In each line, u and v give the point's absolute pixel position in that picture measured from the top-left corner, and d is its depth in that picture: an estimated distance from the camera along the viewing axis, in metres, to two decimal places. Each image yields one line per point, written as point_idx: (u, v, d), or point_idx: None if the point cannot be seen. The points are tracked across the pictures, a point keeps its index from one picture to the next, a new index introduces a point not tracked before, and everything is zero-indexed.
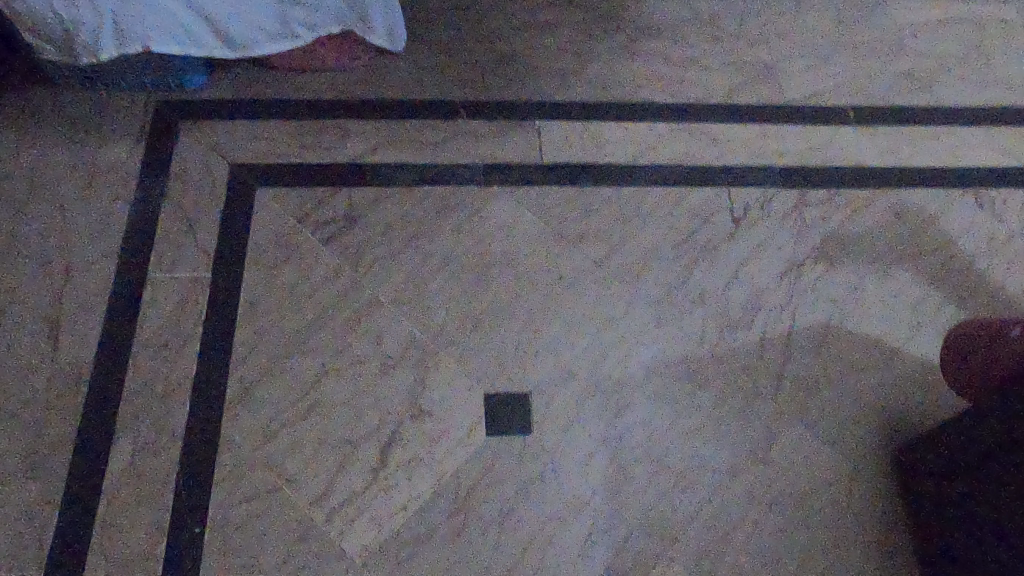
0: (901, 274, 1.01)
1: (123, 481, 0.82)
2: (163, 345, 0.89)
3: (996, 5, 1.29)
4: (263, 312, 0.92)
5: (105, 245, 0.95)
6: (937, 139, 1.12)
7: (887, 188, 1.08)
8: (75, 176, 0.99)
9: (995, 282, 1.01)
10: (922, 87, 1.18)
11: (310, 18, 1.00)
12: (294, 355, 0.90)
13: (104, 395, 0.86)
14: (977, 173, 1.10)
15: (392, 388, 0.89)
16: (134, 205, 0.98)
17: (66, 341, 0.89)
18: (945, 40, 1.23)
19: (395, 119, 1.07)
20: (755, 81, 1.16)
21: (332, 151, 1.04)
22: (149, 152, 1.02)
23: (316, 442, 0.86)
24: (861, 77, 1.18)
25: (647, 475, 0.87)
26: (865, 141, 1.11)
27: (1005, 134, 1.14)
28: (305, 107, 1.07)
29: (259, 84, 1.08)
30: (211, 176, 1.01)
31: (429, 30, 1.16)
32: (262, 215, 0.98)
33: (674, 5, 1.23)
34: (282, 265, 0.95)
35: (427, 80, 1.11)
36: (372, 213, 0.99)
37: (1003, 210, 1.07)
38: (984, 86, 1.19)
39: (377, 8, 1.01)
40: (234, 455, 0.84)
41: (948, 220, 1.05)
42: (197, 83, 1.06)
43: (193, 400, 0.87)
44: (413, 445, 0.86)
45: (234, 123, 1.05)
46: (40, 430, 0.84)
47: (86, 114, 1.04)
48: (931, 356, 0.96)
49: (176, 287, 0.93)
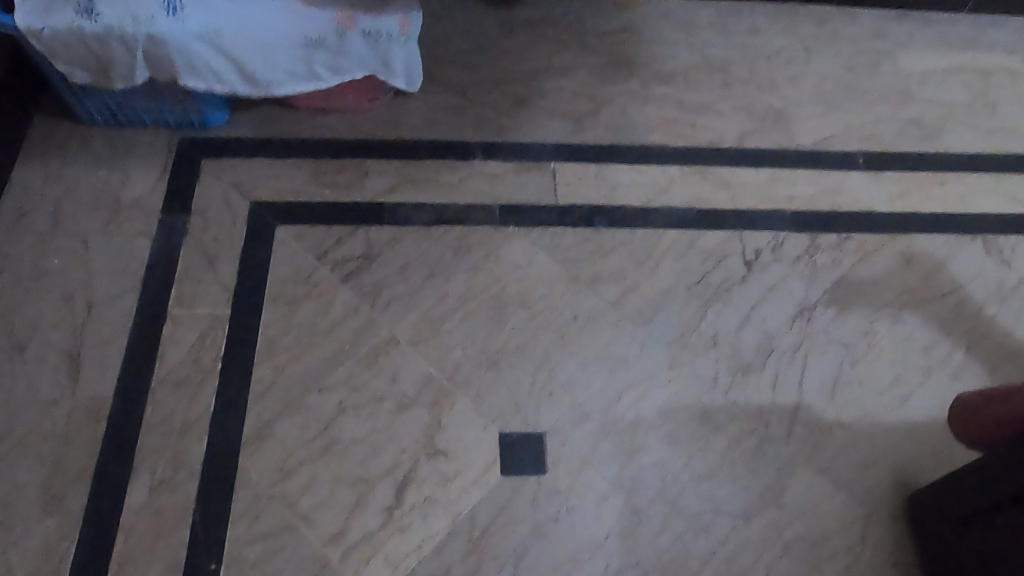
0: (911, 319, 1.02)
1: (140, 517, 0.83)
2: (182, 380, 0.90)
3: (1000, 54, 1.32)
4: (281, 348, 0.93)
5: (127, 280, 0.96)
6: (945, 185, 1.14)
7: (896, 232, 1.09)
8: (98, 212, 1.01)
9: (1004, 327, 1.02)
10: (929, 135, 1.20)
11: (333, 60, 1.03)
12: (312, 392, 0.91)
13: (123, 429, 0.87)
14: (985, 219, 1.11)
15: (408, 427, 0.89)
16: (156, 241, 0.99)
17: (87, 375, 0.90)
18: (951, 88, 1.26)
19: (413, 159, 1.09)
20: (766, 125, 1.18)
21: (350, 189, 1.05)
22: (171, 188, 1.04)
23: (332, 478, 0.86)
24: (870, 124, 1.20)
25: (661, 517, 0.87)
26: (874, 186, 1.13)
27: (1011, 181, 1.16)
28: (324, 146, 1.09)
29: (280, 123, 1.10)
30: (232, 213, 1.02)
31: (447, 73, 1.18)
32: (281, 251, 1.00)
33: (686, 52, 1.26)
34: (300, 302, 0.96)
35: (444, 121, 1.13)
36: (390, 252, 1.01)
37: (1012, 256, 1.08)
38: (989, 133, 1.21)
39: (400, 54, 1.05)
40: (251, 491, 0.85)
41: (957, 266, 1.07)
42: (219, 120, 1.08)
43: (211, 435, 0.87)
44: (429, 484, 0.87)
45: (255, 161, 1.07)
46: (60, 464, 0.85)
47: (111, 151, 1.06)
48: (942, 401, 0.96)
49: (196, 322, 0.94)
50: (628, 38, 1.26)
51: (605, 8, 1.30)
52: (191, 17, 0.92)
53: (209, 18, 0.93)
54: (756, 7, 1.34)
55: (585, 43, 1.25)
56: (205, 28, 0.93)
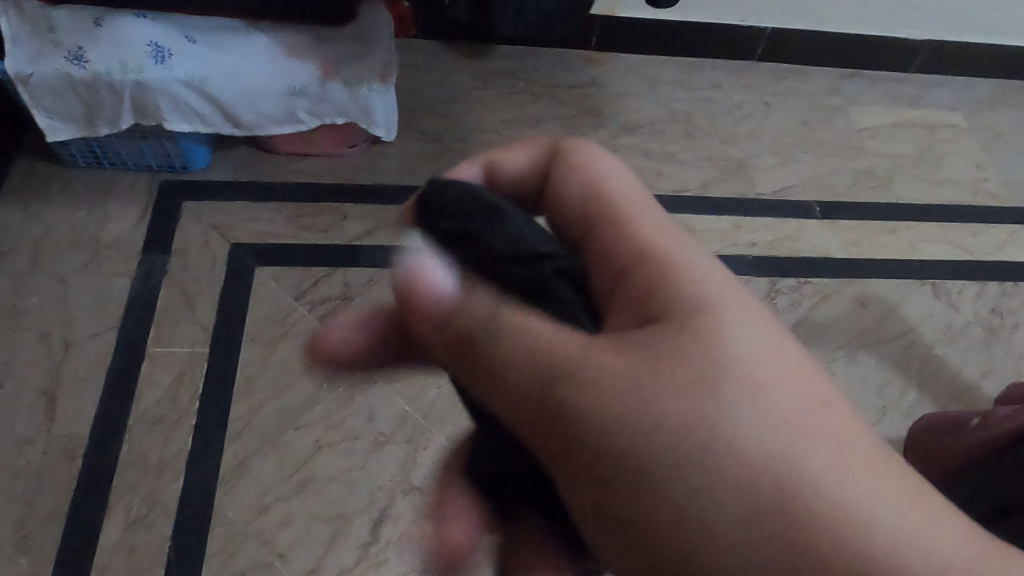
0: (866, 358, 1.05)
1: (113, 554, 0.83)
2: (159, 418, 0.91)
3: (945, 111, 1.40)
4: (259, 387, 0.94)
5: (105, 319, 0.97)
6: (895, 233, 1.21)
7: (851, 277, 1.14)
8: (78, 251, 1.03)
9: (954, 366, 1.06)
10: (880, 185, 1.27)
11: (315, 107, 1.06)
12: (289, 430, 0.92)
13: (98, 468, 0.87)
14: (933, 264, 1.17)
15: (384, 464, 0.91)
16: (135, 281, 1.01)
17: (63, 415, 0.90)
18: (900, 142, 1.34)
19: (390, 204, 1.12)
20: (727, 175, 1.24)
21: (329, 232, 1.08)
22: (151, 230, 1.06)
23: (308, 515, 0.87)
24: (825, 175, 1.27)
25: None
26: (829, 233, 1.19)
27: (957, 230, 1.22)
28: (304, 191, 1.12)
29: (261, 168, 1.13)
30: (211, 254, 1.04)
31: (424, 122, 1.23)
32: (260, 292, 1.02)
33: (652, 105, 1.32)
34: (279, 341, 0.98)
35: (421, 168, 1.17)
36: (366, 293, 1.03)
37: (959, 300, 1.13)
38: (935, 184, 1.28)
39: (379, 102, 1.09)
40: (227, 528, 0.85)
41: (909, 308, 1.11)
42: (199, 165, 1.11)
43: (188, 473, 0.88)
44: (403, 521, 0.88)
45: (235, 204, 1.10)
46: (33, 503, 0.85)
47: (91, 194, 1.08)
48: (897, 435, 0.98)
49: (174, 360, 0.95)
50: (596, 91, 1.33)
51: (574, 62, 1.36)
52: (178, 65, 0.96)
53: (195, 66, 0.97)
54: (716, 64, 1.41)
55: (555, 95, 1.31)
56: (191, 75, 0.97)
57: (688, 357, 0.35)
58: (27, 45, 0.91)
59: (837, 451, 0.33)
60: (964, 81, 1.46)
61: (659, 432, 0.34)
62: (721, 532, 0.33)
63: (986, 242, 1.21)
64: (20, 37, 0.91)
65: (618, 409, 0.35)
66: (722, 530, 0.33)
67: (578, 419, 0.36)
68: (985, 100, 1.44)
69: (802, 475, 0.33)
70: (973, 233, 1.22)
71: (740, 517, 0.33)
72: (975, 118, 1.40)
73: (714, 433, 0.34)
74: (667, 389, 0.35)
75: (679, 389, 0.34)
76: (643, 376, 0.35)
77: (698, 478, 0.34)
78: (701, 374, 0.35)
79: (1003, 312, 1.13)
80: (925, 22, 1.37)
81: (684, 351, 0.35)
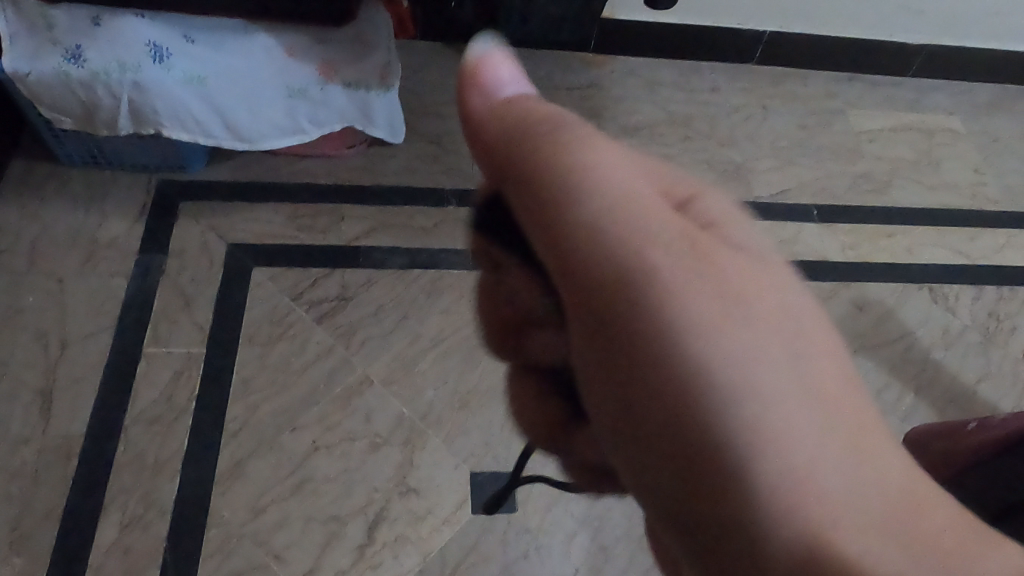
0: (864, 362, 1.05)
1: (108, 555, 0.82)
2: (156, 419, 0.91)
3: (943, 116, 1.40)
4: (256, 388, 0.94)
5: (102, 319, 0.97)
6: (893, 237, 1.21)
7: (849, 280, 1.14)
8: (75, 251, 1.02)
9: (951, 370, 1.06)
10: (878, 189, 1.27)
11: (316, 112, 1.06)
12: (286, 432, 0.92)
13: (94, 468, 0.87)
14: (931, 268, 1.17)
15: (381, 465, 0.91)
16: (133, 281, 1.01)
17: (59, 414, 0.90)
18: (898, 146, 1.34)
19: (388, 204, 1.12)
20: (725, 178, 1.24)
21: (327, 233, 1.08)
22: (149, 230, 1.05)
23: (305, 517, 0.87)
24: (823, 179, 1.27)
25: (628, 553, 0.88)
26: (828, 237, 1.19)
27: (955, 234, 1.22)
28: (302, 191, 1.12)
29: (259, 168, 1.13)
30: (209, 254, 1.04)
31: (423, 123, 1.23)
32: (257, 293, 1.02)
33: (650, 107, 1.32)
34: (276, 342, 0.98)
35: (419, 170, 1.17)
36: (364, 294, 1.03)
37: (956, 304, 1.13)
38: (933, 189, 1.28)
39: (379, 105, 1.09)
40: (223, 529, 0.85)
41: (907, 312, 1.11)
42: (197, 166, 1.11)
43: (184, 474, 0.88)
44: (400, 522, 0.87)
45: (233, 204, 1.09)
46: (29, 503, 0.84)
47: (88, 193, 1.08)
48: None
49: (171, 361, 0.95)
50: (595, 93, 1.33)
51: (574, 64, 1.36)
52: (176, 65, 0.96)
53: (194, 65, 0.97)
54: (715, 67, 1.41)
55: (554, 97, 1.31)
56: (190, 74, 0.97)
57: (739, 286, 0.33)
58: (25, 44, 0.91)
59: (845, 421, 0.32)
60: (962, 86, 1.46)
61: (701, 338, 0.32)
62: (719, 450, 0.31)
63: (984, 246, 1.21)
64: (18, 36, 0.91)
65: (669, 303, 0.32)
66: (721, 449, 0.31)
67: (623, 298, 0.33)
68: (983, 105, 1.44)
69: (809, 426, 0.31)
70: (971, 238, 1.22)
71: (738, 450, 0.31)
72: (972, 122, 1.40)
73: (751, 357, 0.32)
74: (712, 300, 0.32)
75: (728, 301, 0.33)
76: (697, 270, 0.33)
77: (724, 382, 0.32)
78: (746, 301, 0.33)
79: (1000, 317, 1.13)
80: (924, 27, 1.37)
81: (727, 261, 0.33)
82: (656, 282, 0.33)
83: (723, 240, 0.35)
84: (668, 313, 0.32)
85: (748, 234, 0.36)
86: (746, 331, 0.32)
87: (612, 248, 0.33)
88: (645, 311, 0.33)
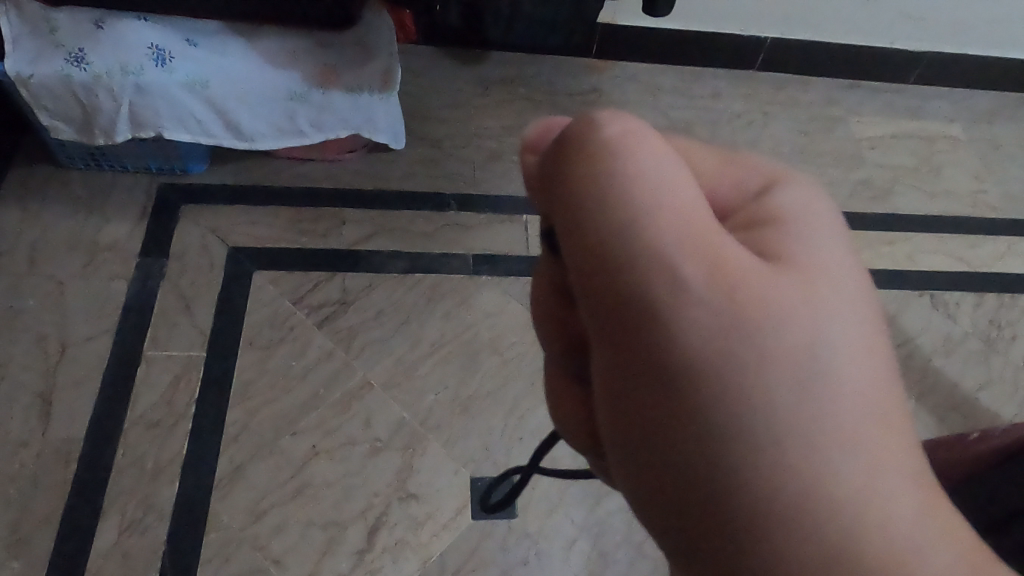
0: None
1: (106, 559, 0.82)
2: (155, 422, 0.90)
3: (943, 123, 1.41)
4: (256, 392, 0.94)
5: (102, 321, 0.97)
6: (894, 243, 1.21)
7: None
8: (76, 253, 1.02)
9: (952, 378, 1.06)
10: (879, 196, 1.27)
11: (317, 117, 1.07)
12: (286, 436, 0.91)
13: (93, 471, 0.87)
14: (931, 275, 1.17)
15: (381, 470, 0.90)
16: (133, 284, 1.00)
17: (58, 417, 0.90)
18: (899, 152, 1.34)
19: (389, 208, 1.12)
20: None
21: (328, 237, 1.08)
22: (149, 233, 1.05)
23: (304, 522, 0.86)
24: (824, 185, 1.27)
25: (628, 559, 0.88)
26: None
27: (956, 241, 1.22)
28: (303, 195, 1.12)
29: (260, 171, 1.13)
30: (210, 258, 1.04)
31: (424, 127, 1.23)
32: (258, 296, 1.02)
33: (651, 113, 1.33)
34: (276, 346, 0.98)
35: (420, 174, 1.17)
36: (365, 298, 1.03)
37: (957, 311, 1.13)
38: (933, 195, 1.28)
39: (381, 110, 1.10)
40: (222, 534, 0.85)
41: (907, 320, 1.11)
42: (198, 168, 1.11)
43: (183, 477, 0.87)
44: (400, 528, 0.87)
45: (234, 208, 1.09)
46: (27, 506, 0.84)
47: (90, 195, 1.08)
48: None
49: (170, 364, 0.95)
50: (596, 99, 1.33)
51: (575, 69, 1.36)
52: (178, 68, 0.96)
53: (196, 69, 0.97)
54: (716, 72, 1.41)
55: (556, 102, 1.31)
56: (192, 78, 0.97)
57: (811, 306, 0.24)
58: (27, 46, 0.91)
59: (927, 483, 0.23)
60: (963, 93, 1.46)
61: (748, 372, 0.23)
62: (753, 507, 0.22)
63: (984, 253, 1.21)
64: (20, 38, 0.91)
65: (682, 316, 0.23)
66: (759, 508, 0.22)
67: (649, 314, 0.24)
68: (984, 112, 1.44)
69: (886, 496, 0.22)
70: (971, 245, 1.22)
71: (784, 513, 0.22)
72: (973, 129, 1.41)
73: (817, 392, 0.23)
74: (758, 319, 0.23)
75: (791, 316, 0.23)
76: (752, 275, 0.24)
77: (770, 430, 0.23)
78: (821, 325, 0.24)
79: (1001, 324, 1.13)
80: (925, 35, 1.37)
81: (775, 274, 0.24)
82: (695, 298, 0.23)
83: (794, 241, 0.26)
84: (706, 327, 0.23)
85: (833, 231, 0.26)
86: (816, 367, 0.23)
87: (639, 235, 0.24)
88: (675, 328, 0.23)
